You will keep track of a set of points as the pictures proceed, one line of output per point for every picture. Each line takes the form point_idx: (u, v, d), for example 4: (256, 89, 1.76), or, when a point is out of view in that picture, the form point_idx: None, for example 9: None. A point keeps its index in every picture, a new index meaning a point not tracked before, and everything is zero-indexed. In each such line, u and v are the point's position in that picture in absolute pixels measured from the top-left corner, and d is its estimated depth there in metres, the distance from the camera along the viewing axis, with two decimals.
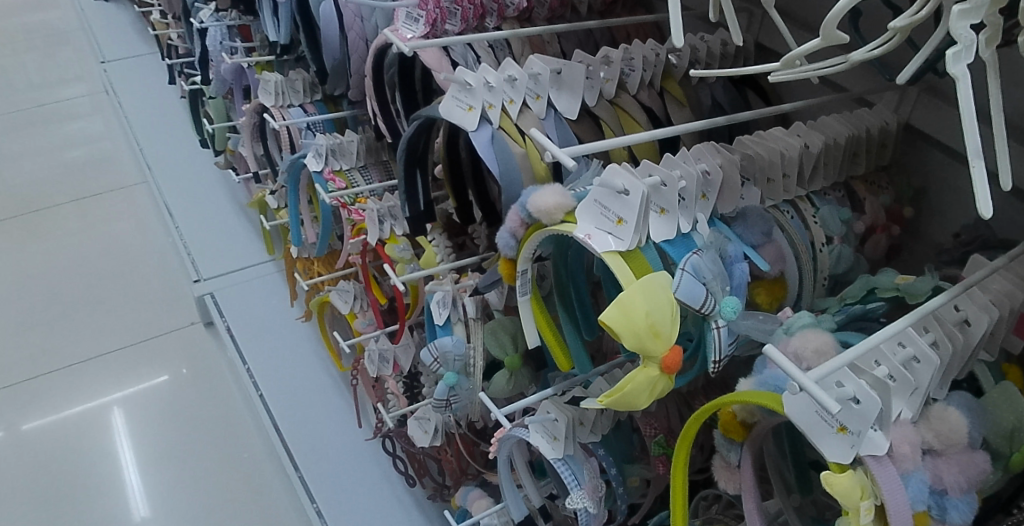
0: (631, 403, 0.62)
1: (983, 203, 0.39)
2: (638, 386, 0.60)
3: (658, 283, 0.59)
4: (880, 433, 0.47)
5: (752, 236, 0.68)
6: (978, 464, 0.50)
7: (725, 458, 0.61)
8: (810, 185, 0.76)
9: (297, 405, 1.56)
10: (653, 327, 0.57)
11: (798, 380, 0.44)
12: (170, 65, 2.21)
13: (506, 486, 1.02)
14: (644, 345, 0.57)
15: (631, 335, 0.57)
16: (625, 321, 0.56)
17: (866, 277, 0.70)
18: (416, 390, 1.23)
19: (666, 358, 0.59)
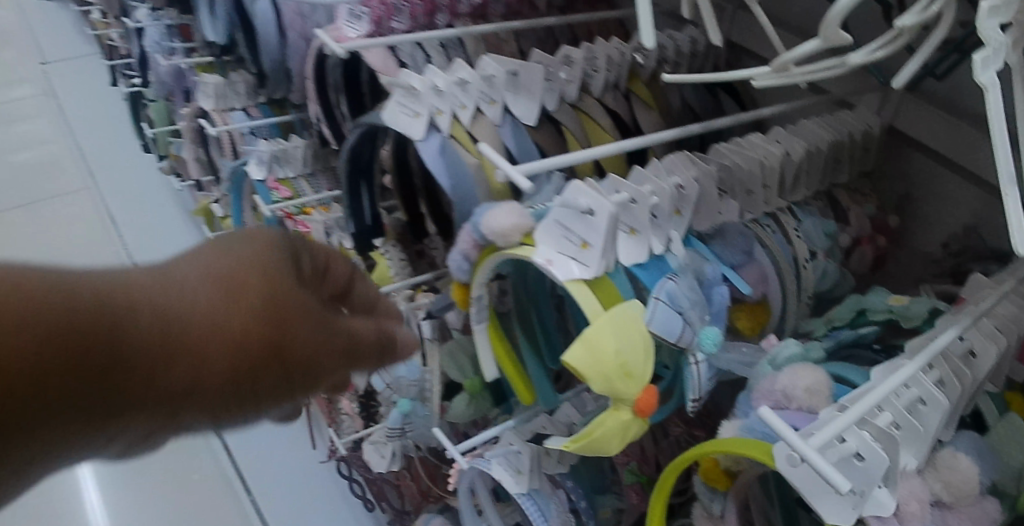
0: (601, 451, 0.54)
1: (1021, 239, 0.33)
2: (609, 433, 0.52)
3: (628, 316, 0.51)
4: (886, 489, 0.39)
5: (732, 256, 0.63)
6: (989, 516, 0.42)
7: (705, 507, 0.53)
8: (792, 194, 0.71)
9: None
10: (623, 367, 0.50)
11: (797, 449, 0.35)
12: (112, 66, 2.08)
13: (466, 514, 0.92)
14: (615, 387, 0.50)
15: (599, 376, 0.49)
16: (591, 360, 0.49)
17: (856, 296, 0.63)
18: (374, 409, 1.07)
19: (640, 401, 0.52)
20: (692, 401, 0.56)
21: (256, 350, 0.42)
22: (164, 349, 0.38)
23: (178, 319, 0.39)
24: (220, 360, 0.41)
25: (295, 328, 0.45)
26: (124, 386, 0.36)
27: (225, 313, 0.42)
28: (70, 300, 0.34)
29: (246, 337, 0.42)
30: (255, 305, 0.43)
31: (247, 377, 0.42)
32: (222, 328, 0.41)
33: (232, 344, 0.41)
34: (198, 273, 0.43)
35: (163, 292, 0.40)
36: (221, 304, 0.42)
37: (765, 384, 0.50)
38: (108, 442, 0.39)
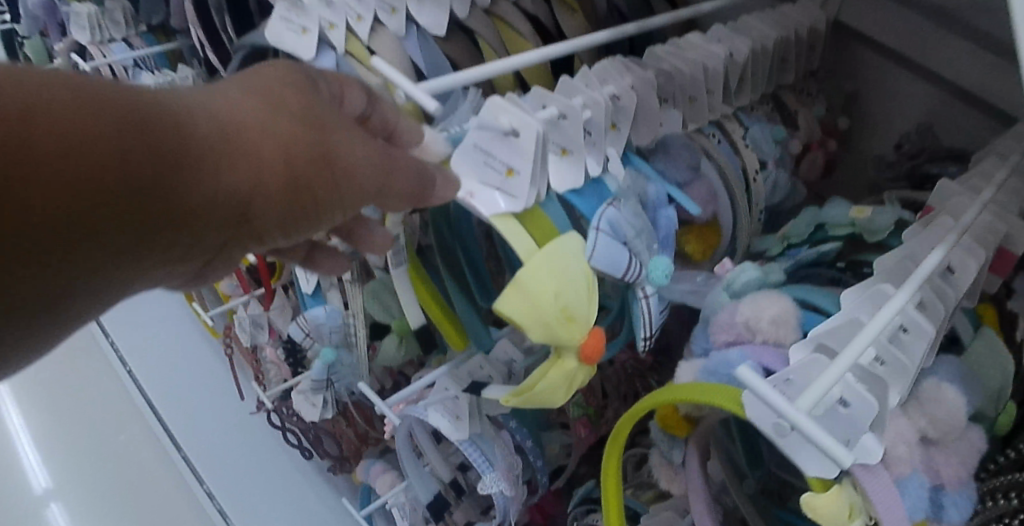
0: (549, 402, 0.48)
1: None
2: (554, 384, 0.47)
3: (567, 250, 0.44)
4: (870, 433, 0.33)
5: (677, 172, 0.57)
6: (976, 448, 0.40)
7: (665, 454, 0.48)
8: (736, 99, 0.63)
9: None
10: (563, 310, 0.43)
11: (786, 419, 0.31)
12: None
13: (406, 461, 0.85)
14: (553, 334, 0.44)
15: (535, 323, 0.43)
16: (525, 306, 0.43)
17: (812, 209, 0.58)
18: (300, 356, 0.99)
19: (585, 347, 0.45)
20: (642, 341, 0.49)
21: (308, 174, 0.36)
22: (200, 167, 0.32)
23: (211, 134, 0.33)
24: (269, 179, 0.34)
25: (347, 154, 0.38)
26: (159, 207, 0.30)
27: (268, 127, 0.35)
28: (87, 97, 0.28)
29: (295, 154, 0.35)
30: (297, 123, 0.36)
31: (300, 204, 0.36)
32: (263, 145, 0.34)
33: (277, 162, 0.35)
34: (230, 90, 0.36)
35: (195, 105, 0.33)
36: (259, 119, 0.35)
37: (724, 317, 0.44)
38: (155, 276, 0.34)
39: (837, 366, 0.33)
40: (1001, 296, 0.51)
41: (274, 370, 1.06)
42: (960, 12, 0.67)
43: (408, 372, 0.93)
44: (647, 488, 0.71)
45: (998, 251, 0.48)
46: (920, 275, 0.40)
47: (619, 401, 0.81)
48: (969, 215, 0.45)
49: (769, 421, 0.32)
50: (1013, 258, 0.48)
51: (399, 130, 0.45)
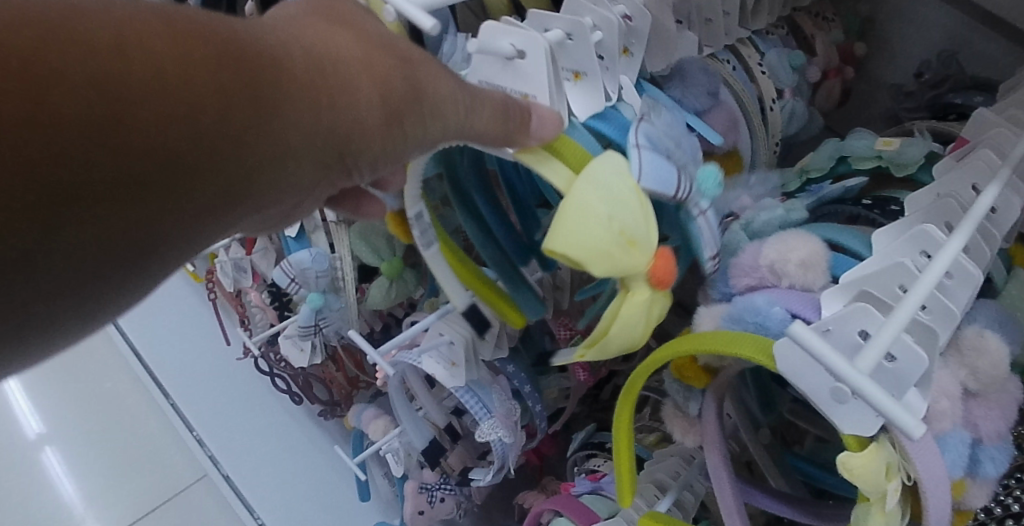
0: (627, 345, 0.40)
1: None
2: (631, 321, 0.38)
3: (612, 168, 0.36)
4: (916, 390, 0.32)
5: (697, 99, 0.51)
6: (1014, 399, 0.38)
7: (678, 405, 0.46)
8: (753, 22, 0.58)
9: (155, 323, 1.25)
10: (624, 235, 0.35)
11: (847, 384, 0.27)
12: None
13: (399, 407, 0.83)
14: (624, 266, 0.36)
15: (603, 257, 0.35)
16: (585, 242, 0.35)
17: (833, 139, 0.54)
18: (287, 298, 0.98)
19: (656, 268, 0.37)
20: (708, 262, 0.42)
21: (396, 106, 0.32)
22: (281, 101, 0.28)
23: (294, 64, 0.29)
24: (359, 112, 0.31)
25: (434, 77, 0.33)
26: (243, 151, 0.27)
27: (350, 53, 0.31)
28: (154, 31, 0.25)
29: (381, 82, 0.31)
30: (381, 51, 0.32)
31: (390, 139, 0.32)
32: (347, 74, 0.30)
33: (364, 92, 0.31)
34: (303, 14, 0.32)
35: (271, 32, 0.29)
36: (341, 46, 0.31)
37: (747, 260, 0.41)
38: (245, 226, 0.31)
39: (894, 320, 0.30)
40: None
41: (258, 313, 1.01)
42: None
43: (398, 312, 0.90)
44: (650, 431, 0.70)
45: None
46: (974, 214, 0.36)
47: (618, 343, 0.78)
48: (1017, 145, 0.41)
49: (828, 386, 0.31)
50: None
51: None
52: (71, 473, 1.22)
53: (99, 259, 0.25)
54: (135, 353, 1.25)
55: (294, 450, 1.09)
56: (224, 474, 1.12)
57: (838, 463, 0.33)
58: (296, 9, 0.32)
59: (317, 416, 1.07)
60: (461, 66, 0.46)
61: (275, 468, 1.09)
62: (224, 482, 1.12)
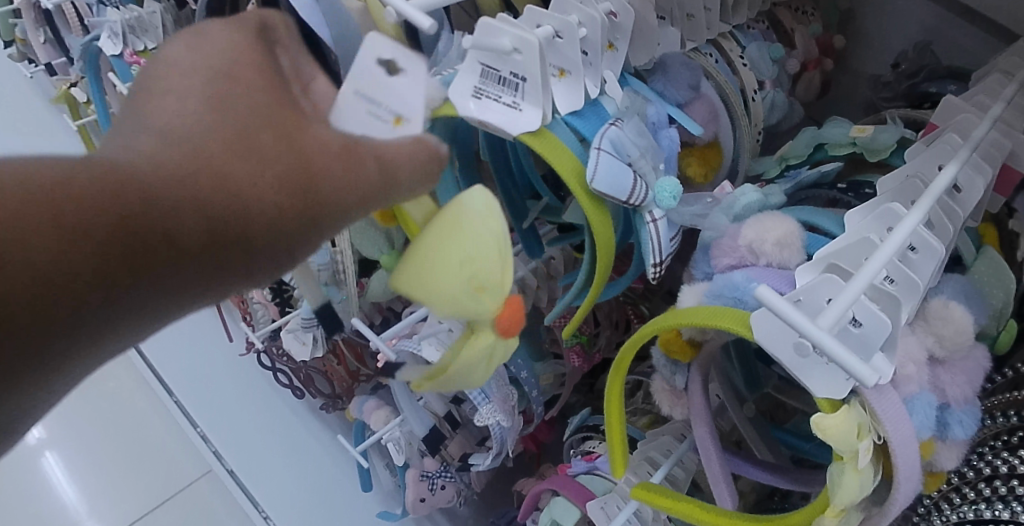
0: (455, 388, 0.36)
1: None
2: (467, 368, 0.34)
3: (467, 211, 0.32)
4: (882, 354, 0.33)
5: (678, 93, 0.54)
6: (979, 366, 0.39)
7: (667, 380, 0.48)
8: (734, 17, 0.61)
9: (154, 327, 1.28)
10: (474, 284, 0.31)
11: (807, 334, 0.30)
12: None
13: (400, 395, 0.85)
14: (465, 312, 0.32)
15: (438, 297, 0.31)
16: (426, 274, 0.31)
17: (812, 127, 0.57)
18: (288, 295, 0.99)
19: (502, 317, 0.33)
20: (652, 269, 0.48)
21: (285, 234, 0.25)
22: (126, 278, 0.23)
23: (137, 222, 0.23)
24: (257, 232, 0.25)
25: (332, 185, 0.26)
26: (105, 330, 0.23)
27: (216, 179, 0.24)
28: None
29: (286, 199, 0.25)
30: (263, 173, 0.25)
31: (280, 272, 0.27)
32: (215, 213, 0.24)
33: (264, 211, 0.25)
34: (162, 126, 0.26)
35: (108, 170, 0.23)
36: (208, 173, 0.24)
37: (728, 241, 0.43)
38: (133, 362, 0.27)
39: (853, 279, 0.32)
40: (1001, 214, 0.52)
41: (261, 308, 1.03)
42: None
43: (396, 306, 0.92)
44: (642, 413, 0.73)
45: (1004, 167, 0.48)
46: (934, 190, 0.39)
47: (611, 329, 0.81)
48: (979, 127, 0.44)
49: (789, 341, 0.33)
50: (1017, 175, 0.48)
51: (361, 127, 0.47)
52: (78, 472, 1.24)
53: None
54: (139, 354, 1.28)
55: (296, 444, 1.11)
56: (227, 468, 1.15)
57: (809, 422, 0.34)
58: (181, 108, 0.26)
59: (319, 410, 1.10)
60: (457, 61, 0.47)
61: (279, 461, 1.11)
62: (229, 477, 1.14)
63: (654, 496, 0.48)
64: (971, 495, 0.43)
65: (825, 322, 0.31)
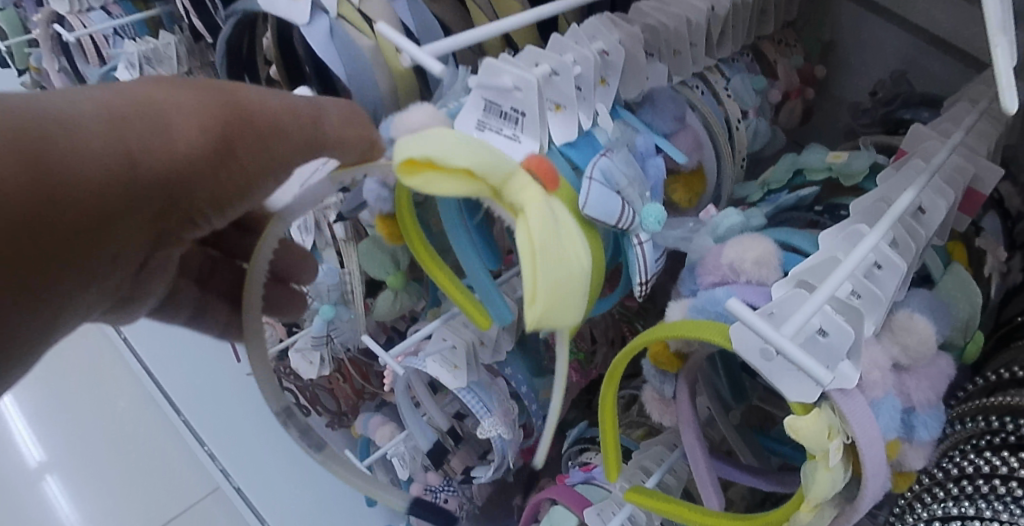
0: (573, 288, 0.41)
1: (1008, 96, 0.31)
2: (550, 232, 0.41)
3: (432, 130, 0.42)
4: (848, 361, 0.36)
5: (664, 124, 0.58)
6: (943, 373, 0.43)
7: (657, 389, 0.52)
8: (718, 52, 0.65)
9: (164, 348, 1.32)
10: (480, 141, 0.41)
11: (772, 341, 0.33)
12: None
13: (405, 411, 0.88)
14: (498, 159, 0.41)
15: (474, 157, 0.40)
16: (447, 148, 0.40)
17: (791, 154, 0.61)
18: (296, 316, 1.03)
19: (536, 171, 0.44)
20: (637, 287, 0.51)
21: (210, 155, 0.40)
22: (82, 176, 0.35)
23: (105, 141, 0.36)
24: (197, 153, 0.39)
25: (249, 129, 0.41)
26: (140, 226, 0.40)
27: (176, 102, 0.39)
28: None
29: (210, 134, 0.40)
30: (205, 107, 0.40)
31: (221, 190, 0.41)
32: (178, 127, 0.39)
33: (193, 138, 0.39)
34: (118, 86, 0.38)
35: (83, 105, 0.36)
36: (154, 109, 0.38)
37: (711, 261, 0.47)
38: (109, 281, 0.41)
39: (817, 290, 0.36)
40: (970, 233, 0.55)
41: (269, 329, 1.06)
42: None
43: (400, 327, 0.96)
44: (637, 426, 0.76)
45: (969, 190, 0.52)
46: (893, 211, 0.42)
47: (607, 346, 0.84)
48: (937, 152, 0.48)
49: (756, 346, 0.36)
50: (982, 198, 0.51)
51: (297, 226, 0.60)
52: (83, 491, 1.25)
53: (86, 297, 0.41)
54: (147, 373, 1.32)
55: (302, 461, 1.14)
56: (234, 485, 1.17)
57: (783, 425, 0.38)
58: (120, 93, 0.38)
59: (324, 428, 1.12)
60: (461, 94, 0.51)
61: (284, 479, 1.14)
62: (236, 494, 1.17)
63: (646, 498, 0.51)
64: (941, 495, 0.46)
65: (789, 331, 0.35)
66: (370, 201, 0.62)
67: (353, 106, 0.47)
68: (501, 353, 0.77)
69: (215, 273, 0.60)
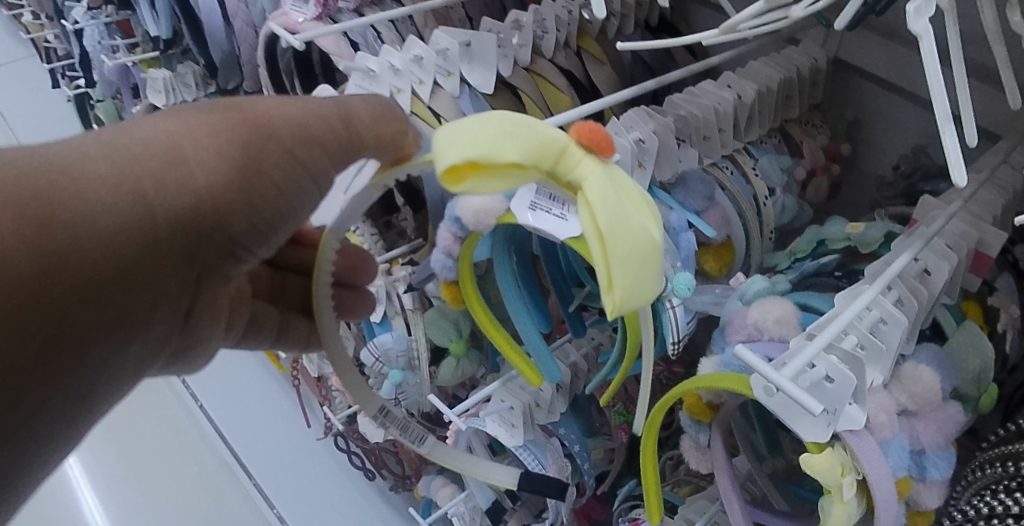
0: (643, 264, 0.38)
1: (958, 171, 0.34)
2: (613, 207, 0.38)
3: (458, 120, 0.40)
4: (855, 405, 0.43)
5: (695, 202, 0.65)
6: (952, 419, 0.47)
7: (693, 439, 0.57)
8: (746, 135, 0.73)
9: (241, 414, 1.43)
10: (522, 118, 0.40)
11: (773, 381, 0.40)
12: (31, 39, 1.86)
13: (467, 474, 0.94)
14: (535, 137, 0.39)
15: (516, 142, 0.38)
16: (482, 138, 0.38)
17: (815, 226, 0.67)
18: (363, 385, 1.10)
19: (590, 131, 0.40)
20: (671, 345, 0.58)
21: (235, 164, 0.43)
22: (106, 228, 0.39)
23: (119, 190, 0.40)
24: (215, 169, 0.43)
25: (277, 135, 0.44)
26: (110, 253, 0.40)
27: (192, 135, 0.42)
28: None
29: (226, 148, 0.43)
30: (222, 133, 0.43)
31: (249, 200, 0.44)
32: (198, 158, 0.42)
33: (207, 156, 0.42)
34: (141, 124, 0.42)
35: (99, 155, 0.40)
36: (176, 132, 0.42)
37: (737, 321, 0.53)
38: (168, 305, 0.47)
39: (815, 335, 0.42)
40: (983, 292, 0.60)
41: (339, 396, 1.15)
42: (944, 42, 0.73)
43: (461, 393, 1.03)
44: (685, 484, 0.80)
45: (976, 253, 0.56)
46: (890, 272, 0.48)
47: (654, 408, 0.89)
48: (935, 218, 0.53)
49: (759, 383, 0.42)
50: (989, 259, 0.55)
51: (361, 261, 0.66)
52: None
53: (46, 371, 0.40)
54: (213, 422, 1.45)
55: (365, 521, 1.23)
56: None
57: (800, 460, 0.43)
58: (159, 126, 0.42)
59: (387, 491, 1.21)
60: None
61: None
62: None
63: None
64: None
65: (790, 371, 0.41)
66: (437, 270, 0.69)
67: (383, 100, 0.47)
68: (556, 415, 0.84)
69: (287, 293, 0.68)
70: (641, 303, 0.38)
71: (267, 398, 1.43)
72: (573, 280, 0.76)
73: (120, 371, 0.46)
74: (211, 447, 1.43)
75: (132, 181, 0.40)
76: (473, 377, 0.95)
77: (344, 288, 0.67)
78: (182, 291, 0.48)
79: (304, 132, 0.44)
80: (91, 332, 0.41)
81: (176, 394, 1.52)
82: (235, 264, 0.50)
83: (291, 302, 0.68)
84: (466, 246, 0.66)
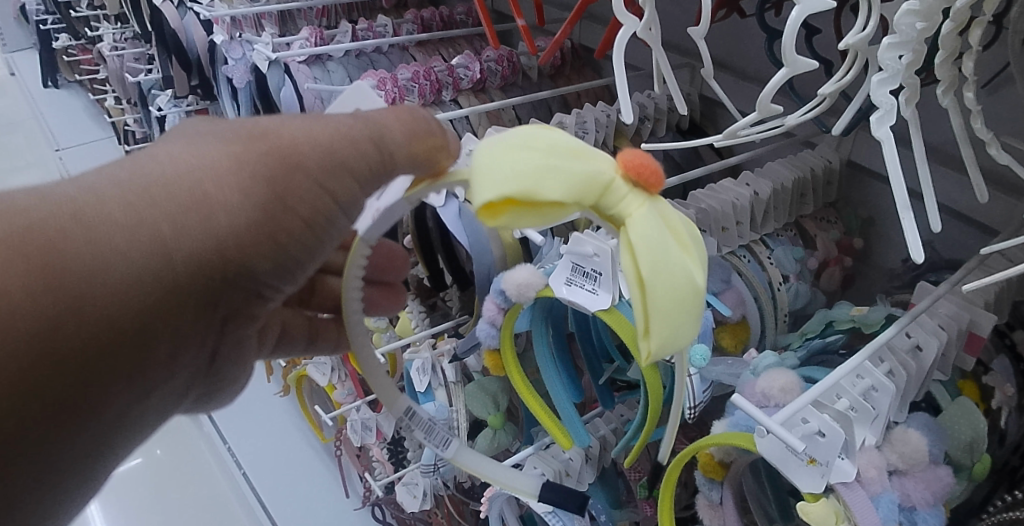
0: (683, 309, 0.38)
1: (914, 248, 0.43)
2: (655, 246, 0.39)
3: (499, 143, 0.40)
4: (847, 461, 0.50)
5: (714, 284, 0.74)
6: (942, 480, 0.53)
7: (707, 497, 0.63)
8: (764, 227, 0.81)
9: (278, 480, 1.49)
10: (566, 151, 0.40)
11: (763, 423, 0.48)
12: (115, 123, 2.06)
13: None
14: (579, 169, 0.40)
15: (560, 178, 0.39)
16: (527, 171, 0.39)
17: (824, 311, 0.74)
18: (403, 454, 1.17)
19: (636, 164, 0.41)
20: (689, 409, 0.65)
21: (257, 197, 0.44)
22: (121, 274, 0.42)
23: (139, 235, 0.42)
24: (229, 206, 0.44)
25: (302, 167, 0.45)
26: (115, 296, 0.42)
27: (216, 169, 0.44)
28: None
29: (245, 184, 0.44)
30: (249, 167, 0.44)
31: (268, 238, 0.46)
32: (220, 196, 0.44)
33: (226, 194, 0.44)
34: (168, 156, 0.44)
35: (115, 197, 0.42)
36: (202, 167, 0.44)
37: (747, 391, 0.58)
38: (185, 346, 0.48)
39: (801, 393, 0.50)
40: (979, 371, 0.66)
41: (379, 466, 1.22)
42: (941, 146, 0.81)
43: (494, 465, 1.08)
44: None
45: (970, 334, 0.61)
46: (878, 345, 0.55)
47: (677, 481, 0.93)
48: (922, 301, 0.60)
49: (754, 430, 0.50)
50: (982, 340, 0.60)
51: (388, 254, 0.68)
52: None
53: (58, 408, 0.43)
54: (254, 491, 1.49)
55: None
56: None
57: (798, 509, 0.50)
58: (187, 161, 0.44)
59: None
60: (555, 257, 0.72)
61: None
62: None
63: None
64: None
65: (781, 418, 0.49)
66: (482, 339, 0.76)
67: (418, 113, 0.47)
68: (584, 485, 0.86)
69: (321, 330, 0.68)
70: (677, 348, 0.39)
71: (307, 470, 1.50)
72: (605, 356, 0.83)
73: (137, 410, 0.48)
74: (245, 508, 1.48)
75: (145, 228, 0.42)
76: (507, 449, 1.01)
77: (376, 285, 0.69)
78: (205, 334, 0.49)
79: (327, 165, 0.45)
80: (102, 375, 0.44)
81: (218, 456, 1.61)
82: (262, 303, 0.51)
83: (318, 304, 0.69)
84: (509, 317, 0.74)
